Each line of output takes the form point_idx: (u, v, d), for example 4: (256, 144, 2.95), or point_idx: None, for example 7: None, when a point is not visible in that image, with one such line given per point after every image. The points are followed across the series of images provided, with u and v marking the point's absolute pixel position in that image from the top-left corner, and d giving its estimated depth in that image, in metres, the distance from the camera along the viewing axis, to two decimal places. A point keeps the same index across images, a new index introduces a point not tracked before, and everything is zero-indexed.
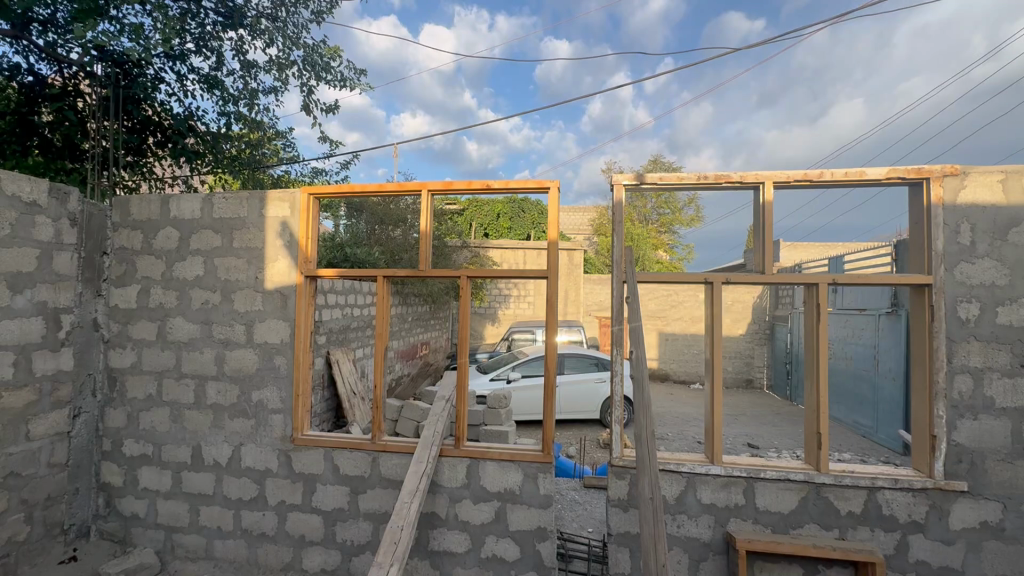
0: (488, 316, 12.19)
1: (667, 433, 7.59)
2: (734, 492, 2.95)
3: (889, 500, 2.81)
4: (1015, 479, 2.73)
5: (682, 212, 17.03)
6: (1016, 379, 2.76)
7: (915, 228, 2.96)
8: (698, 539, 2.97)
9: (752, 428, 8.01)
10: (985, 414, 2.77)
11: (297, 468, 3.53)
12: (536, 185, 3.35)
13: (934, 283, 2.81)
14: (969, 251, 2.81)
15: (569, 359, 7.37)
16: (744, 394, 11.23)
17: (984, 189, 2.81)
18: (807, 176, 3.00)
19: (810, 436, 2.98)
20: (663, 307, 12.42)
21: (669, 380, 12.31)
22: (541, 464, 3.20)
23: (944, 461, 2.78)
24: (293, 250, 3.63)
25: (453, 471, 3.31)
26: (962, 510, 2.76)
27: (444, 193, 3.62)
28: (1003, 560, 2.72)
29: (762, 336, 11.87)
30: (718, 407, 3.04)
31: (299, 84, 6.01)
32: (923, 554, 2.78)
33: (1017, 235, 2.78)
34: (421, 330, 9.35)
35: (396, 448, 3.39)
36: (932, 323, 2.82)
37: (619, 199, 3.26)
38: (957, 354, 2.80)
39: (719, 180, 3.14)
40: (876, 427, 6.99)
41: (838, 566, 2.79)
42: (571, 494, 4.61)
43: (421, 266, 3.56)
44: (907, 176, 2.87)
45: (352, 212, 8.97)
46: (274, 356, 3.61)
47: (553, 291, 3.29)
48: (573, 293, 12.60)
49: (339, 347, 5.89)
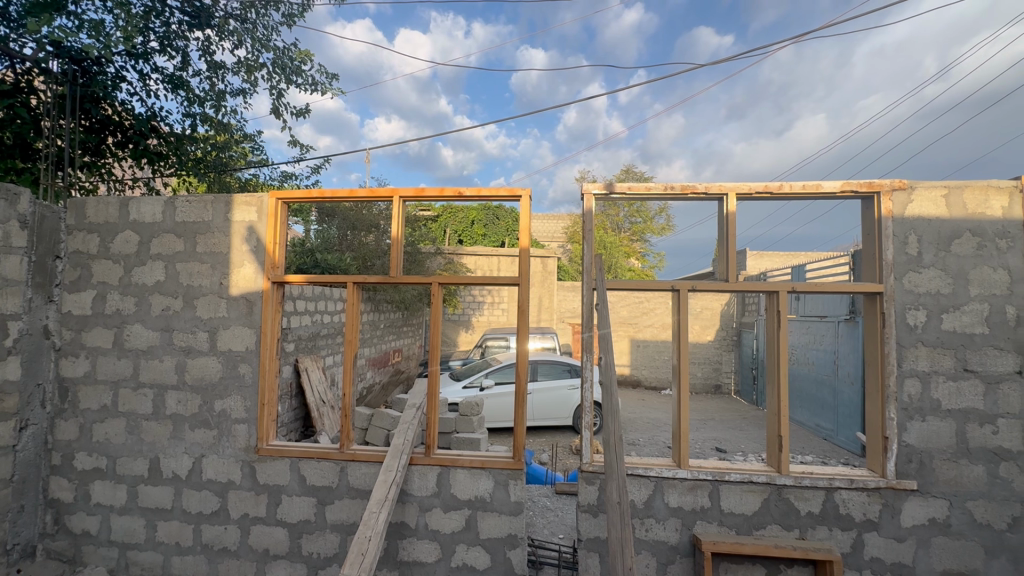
0: (462, 323, 12.12)
1: (638, 438, 7.70)
2: (700, 495, 3.02)
3: (846, 499, 2.93)
4: (960, 477, 2.88)
5: (653, 221, 17.43)
6: (960, 382, 2.92)
7: (868, 238, 3.11)
8: (666, 542, 3.02)
9: (720, 433, 8.19)
10: (932, 415, 2.92)
11: (261, 479, 3.43)
12: (508, 194, 3.40)
13: (884, 292, 2.97)
14: (916, 261, 2.98)
15: (542, 366, 7.38)
16: (712, 399, 11.49)
17: (929, 202, 2.98)
18: (768, 189, 3.13)
19: (771, 438, 3.08)
20: (634, 314, 12.61)
21: (640, 386, 12.49)
22: (511, 471, 3.20)
23: (895, 462, 2.91)
24: (259, 255, 3.55)
25: (423, 479, 3.27)
26: (912, 508, 2.89)
27: (417, 200, 3.63)
28: (950, 554, 2.86)
29: (730, 342, 12.20)
30: (685, 411, 3.11)
31: (269, 87, 5.89)
32: (877, 551, 2.89)
33: (959, 246, 2.96)
34: (393, 337, 9.24)
35: (365, 457, 3.34)
36: (883, 329, 2.97)
37: (589, 208, 3.32)
38: (906, 358, 2.95)
39: (685, 191, 3.24)
40: (837, 430, 7.25)
41: (799, 566, 2.87)
42: (543, 501, 4.60)
43: (392, 273, 3.52)
44: (860, 190, 3.02)
45: (324, 217, 8.79)
46: (239, 364, 3.52)
47: (525, 297, 3.32)
48: (546, 300, 12.67)
49: (309, 355, 5.75)
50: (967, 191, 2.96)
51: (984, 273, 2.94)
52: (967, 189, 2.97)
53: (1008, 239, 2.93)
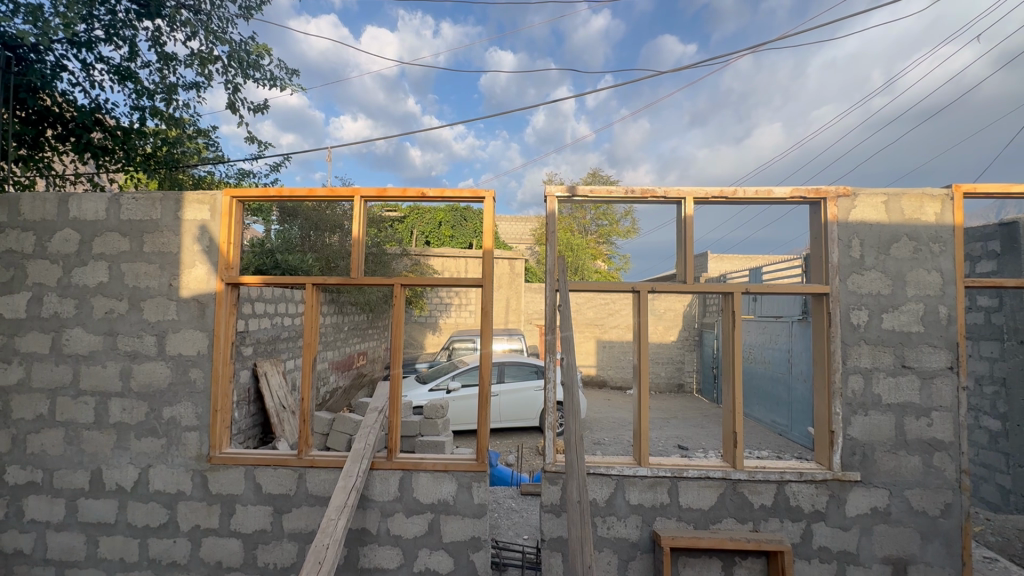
0: (429, 325, 12.00)
1: (604, 437, 7.82)
2: (660, 492, 3.09)
3: (796, 492, 3.05)
4: (898, 468, 3.05)
5: (619, 223, 17.72)
6: (899, 378, 3.09)
7: (816, 242, 3.26)
8: (626, 539, 3.07)
9: (682, 431, 8.39)
10: (873, 409, 3.08)
11: (214, 489, 3.30)
12: (471, 195, 3.39)
13: (831, 293, 3.13)
14: (859, 264, 3.14)
15: (509, 367, 7.38)
16: (675, 398, 11.79)
17: (871, 209, 3.16)
18: (723, 194, 3.25)
19: (726, 435, 3.19)
20: (601, 315, 12.78)
21: (606, 386, 12.68)
22: (475, 474, 3.18)
23: (841, 454, 3.06)
24: (212, 255, 3.41)
25: (385, 484, 3.22)
26: (856, 498, 3.04)
27: (379, 200, 3.57)
28: (890, 540, 3.02)
29: (692, 342, 12.54)
30: (645, 410, 3.18)
31: (224, 81, 5.67)
32: (824, 540, 3.03)
33: (897, 250, 3.14)
34: (358, 340, 9.05)
35: (324, 463, 3.25)
36: (829, 328, 3.12)
37: (552, 210, 3.35)
38: (851, 356, 3.11)
39: (645, 195, 3.31)
40: (791, 425, 7.55)
41: (752, 558, 2.97)
42: (508, 503, 4.60)
43: (353, 274, 3.46)
44: (808, 196, 3.17)
45: (286, 217, 8.54)
46: (190, 369, 3.37)
47: (489, 298, 3.32)
48: (514, 302, 12.68)
49: (268, 359, 5.56)
50: (904, 199, 3.15)
51: (920, 275, 3.13)
52: (904, 196, 3.15)
53: (941, 243, 3.12)
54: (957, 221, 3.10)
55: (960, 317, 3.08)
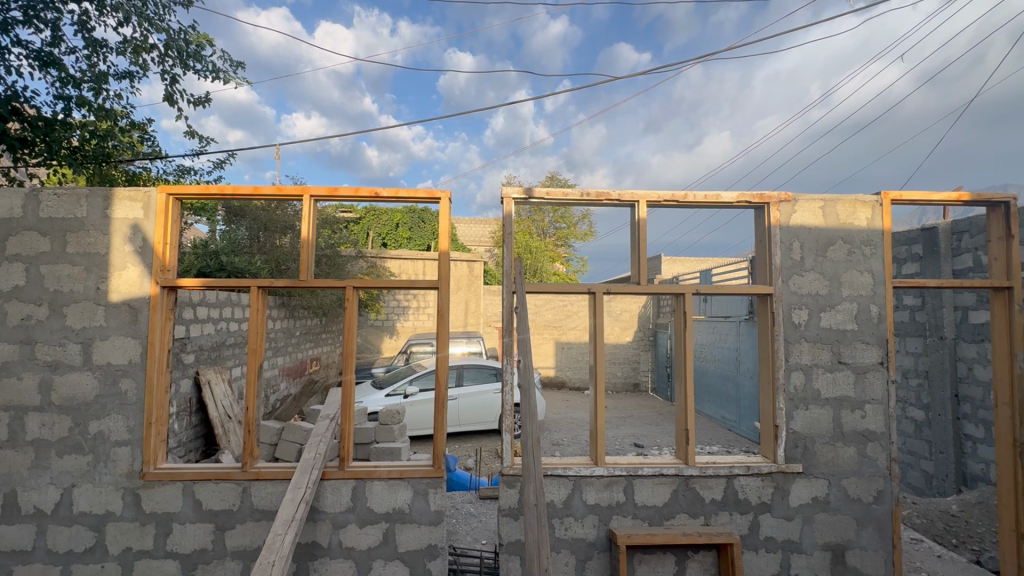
0: (386, 328, 11.71)
1: (563, 438, 7.87)
2: (616, 491, 3.13)
3: (744, 485, 3.17)
4: (836, 459, 3.22)
5: (576, 227, 17.97)
6: (836, 373, 3.27)
7: (760, 245, 3.41)
8: (584, 539, 3.09)
9: (637, 429, 8.59)
10: (813, 404, 3.25)
11: (148, 508, 3.07)
12: (426, 196, 3.33)
13: (774, 293, 3.28)
14: (799, 265, 3.31)
15: (467, 371, 7.31)
16: (631, 397, 12.06)
17: (810, 214, 3.33)
18: (674, 197, 3.34)
19: (679, 432, 3.27)
20: (559, 316, 12.93)
21: (565, 387, 12.80)
22: (431, 480, 3.12)
23: (784, 448, 3.20)
24: (146, 257, 3.19)
25: (337, 495, 3.10)
26: (799, 489, 3.19)
27: (330, 199, 3.46)
28: (830, 528, 3.18)
29: (647, 342, 12.89)
30: (602, 410, 3.21)
31: (161, 72, 5.33)
32: (770, 531, 3.16)
33: (833, 252, 3.32)
34: (310, 345, 8.73)
35: (271, 475, 3.09)
36: (773, 327, 3.27)
37: (508, 212, 3.34)
38: (793, 353, 3.26)
39: (600, 198, 3.36)
40: (739, 421, 7.88)
41: (704, 552, 3.05)
42: (466, 507, 4.53)
43: (303, 276, 3.32)
44: (753, 201, 3.31)
45: (232, 218, 8.12)
46: (120, 380, 3.12)
47: (445, 300, 3.27)
48: (473, 304, 12.59)
49: (212, 367, 5.25)
50: (839, 204, 3.34)
51: (853, 276, 3.32)
52: (840, 202, 3.34)
53: (872, 247, 3.34)
54: (886, 226, 3.32)
55: (889, 315, 3.29)
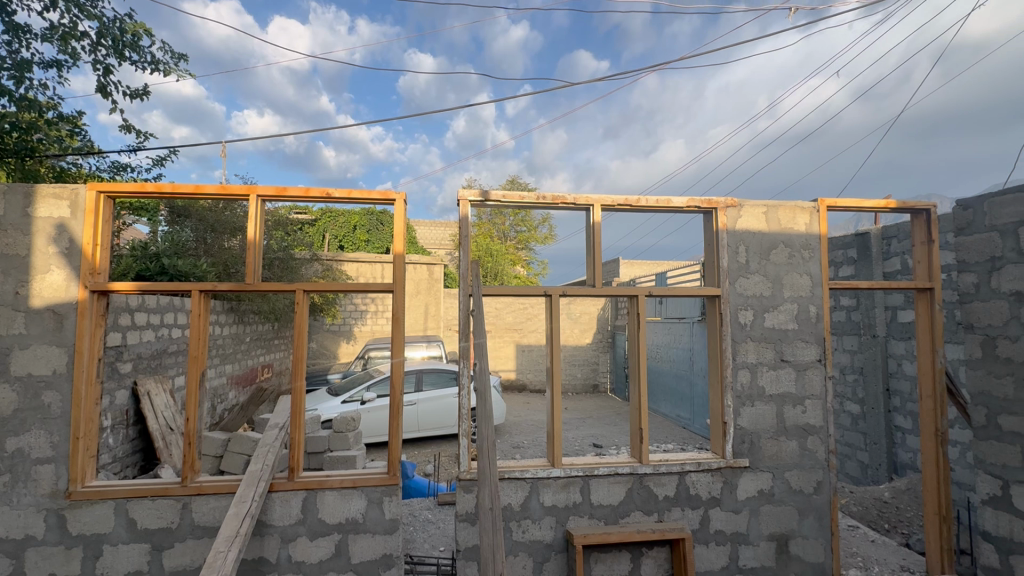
0: (342, 333, 11.38)
1: (523, 441, 7.88)
2: (572, 491, 3.16)
3: (695, 481, 3.27)
4: (779, 452, 3.38)
5: (537, 230, 18.09)
6: (779, 371, 3.43)
7: (709, 248, 3.53)
8: (541, 541, 3.10)
9: (596, 430, 8.72)
10: (758, 400, 3.39)
11: (74, 529, 2.84)
12: (381, 197, 3.26)
13: (722, 295, 3.41)
14: (745, 268, 3.45)
15: (427, 375, 7.20)
16: (591, 398, 12.24)
17: (754, 219, 3.49)
18: (628, 202, 3.42)
19: (633, 432, 3.34)
20: (520, 320, 12.97)
21: (526, 390, 12.84)
22: (386, 488, 3.04)
23: (732, 444, 3.33)
24: (73, 259, 2.97)
25: (285, 507, 2.98)
26: (746, 483, 3.32)
27: (279, 200, 3.33)
28: (774, 519, 3.33)
29: (605, 344, 13.12)
30: (558, 412, 3.23)
31: (93, 61, 4.99)
32: (719, 524, 3.27)
33: (776, 256, 3.49)
34: (261, 351, 8.37)
35: (214, 490, 2.93)
36: (721, 327, 3.40)
37: (465, 214, 3.32)
38: (739, 352, 3.40)
39: (556, 202, 3.40)
40: (694, 419, 8.14)
41: (658, 548, 3.13)
42: (424, 514, 4.46)
43: (249, 279, 3.19)
44: (702, 206, 3.43)
45: (176, 218, 7.69)
46: (43, 392, 2.88)
47: (400, 304, 3.21)
48: (433, 308, 12.43)
49: (152, 377, 4.93)
50: (781, 210, 3.52)
51: (793, 278, 3.50)
52: (781, 208, 3.52)
53: (810, 250, 3.53)
54: (822, 232, 3.52)
55: (826, 315, 3.49)
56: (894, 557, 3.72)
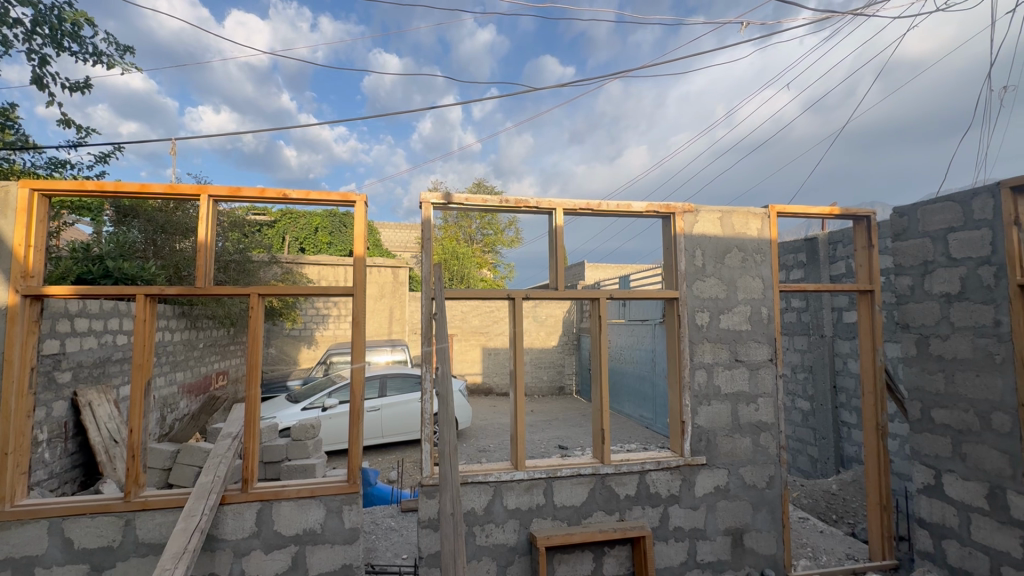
0: (303, 338, 11.05)
1: (489, 444, 7.86)
2: (536, 494, 3.17)
3: (655, 479, 3.34)
4: (734, 449, 3.50)
5: (503, 234, 18.10)
6: (734, 370, 3.56)
7: (668, 253, 3.63)
8: (505, 544, 3.09)
9: (562, 431, 8.79)
10: (714, 399, 3.51)
11: (2, 552, 2.65)
12: (340, 199, 3.20)
13: (680, 298, 3.51)
14: (701, 271, 3.57)
15: (391, 380, 7.08)
16: (557, 400, 12.33)
17: (710, 224, 3.61)
18: (589, 206, 3.47)
19: (595, 432, 3.39)
20: (486, 323, 12.95)
21: (493, 393, 12.82)
22: (346, 496, 2.96)
23: (690, 442, 3.42)
24: (3, 261, 2.77)
25: (238, 520, 2.86)
26: (703, 479, 3.42)
27: (232, 200, 3.21)
28: (730, 514, 3.44)
29: (571, 346, 13.27)
30: (522, 415, 3.24)
31: (28, 50, 4.68)
32: (678, 521, 3.36)
33: (730, 259, 3.63)
34: (215, 358, 8.02)
35: (160, 504, 2.78)
36: (679, 329, 3.50)
37: (427, 217, 3.29)
38: (696, 353, 3.51)
39: (518, 205, 3.41)
40: (656, 419, 8.33)
41: (619, 546, 3.18)
42: (387, 522, 4.37)
43: (200, 282, 3.05)
44: (660, 211, 3.53)
45: (122, 219, 7.28)
46: None
47: (360, 308, 3.15)
48: (397, 312, 12.24)
49: (93, 387, 4.64)
50: (735, 216, 3.66)
51: (747, 281, 3.64)
52: (735, 213, 3.66)
53: (762, 255, 3.68)
54: (773, 237, 3.69)
55: (777, 316, 3.65)
56: (840, 547, 3.92)
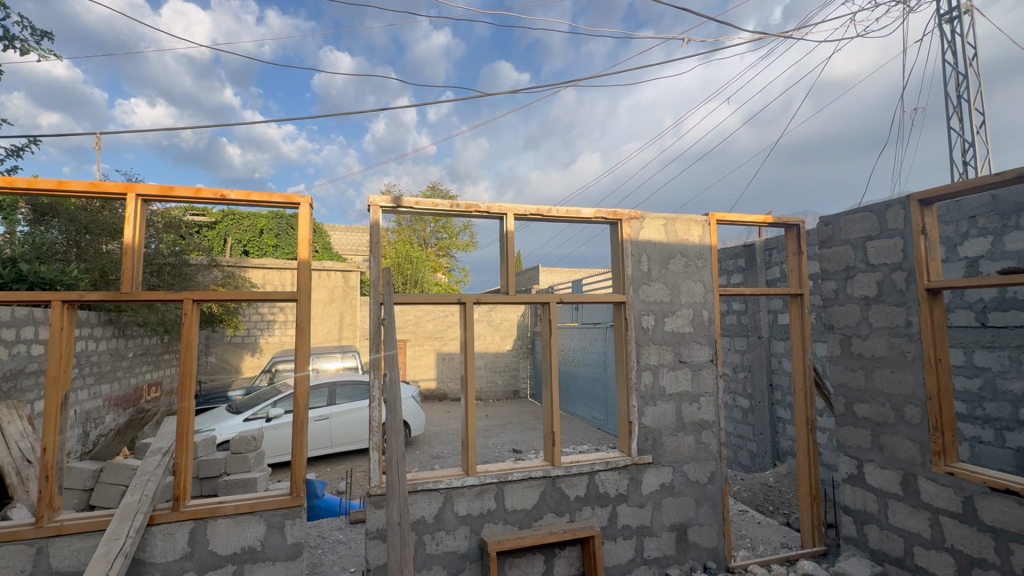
0: (246, 346, 10.52)
1: (443, 450, 7.76)
2: (487, 499, 3.16)
3: (603, 479, 3.42)
4: (678, 447, 3.63)
5: (458, 237, 18.01)
6: (678, 371, 3.70)
7: (616, 258, 3.74)
8: (455, 551, 3.07)
9: (516, 435, 8.83)
10: (659, 399, 3.63)
11: None
12: (283, 201, 3.08)
13: (627, 302, 3.62)
14: (647, 276, 3.70)
15: (341, 388, 6.84)
16: (512, 404, 12.36)
17: (655, 230, 3.75)
18: (540, 211, 3.52)
19: (546, 435, 3.42)
20: (440, 328, 12.82)
21: (447, 398, 12.68)
22: (289, 510, 2.84)
23: (637, 442, 3.53)
24: None
25: (168, 541, 2.68)
26: (649, 478, 3.53)
27: (164, 200, 3.02)
28: (675, 510, 3.57)
29: (526, 349, 13.35)
30: (473, 420, 3.23)
31: None
32: (626, 519, 3.44)
33: (674, 265, 3.78)
34: (147, 368, 7.50)
35: (78, 529, 2.56)
36: (626, 332, 3.61)
37: (375, 220, 3.23)
38: (643, 355, 3.62)
39: (469, 209, 3.41)
40: (607, 420, 8.52)
41: (569, 547, 3.23)
42: (334, 535, 4.22)
43: (126, 288, 2.85)
44: (608, 217, 3.62)
45: (39, 218, 6.68)
46: None
47: (305, 313, 3.05)
48: (348, 317, 11.88)
49: (3, 402, 4.22)
50: (678, 223, 3.82)
51: (689, 285, 3.80)
52: (678, 220, 3.82)
53: (703, 260, 3.85)
54: (713, 243, 3.87)
55: (717, 319, 3.83)
56: (776, 536, 4.14)
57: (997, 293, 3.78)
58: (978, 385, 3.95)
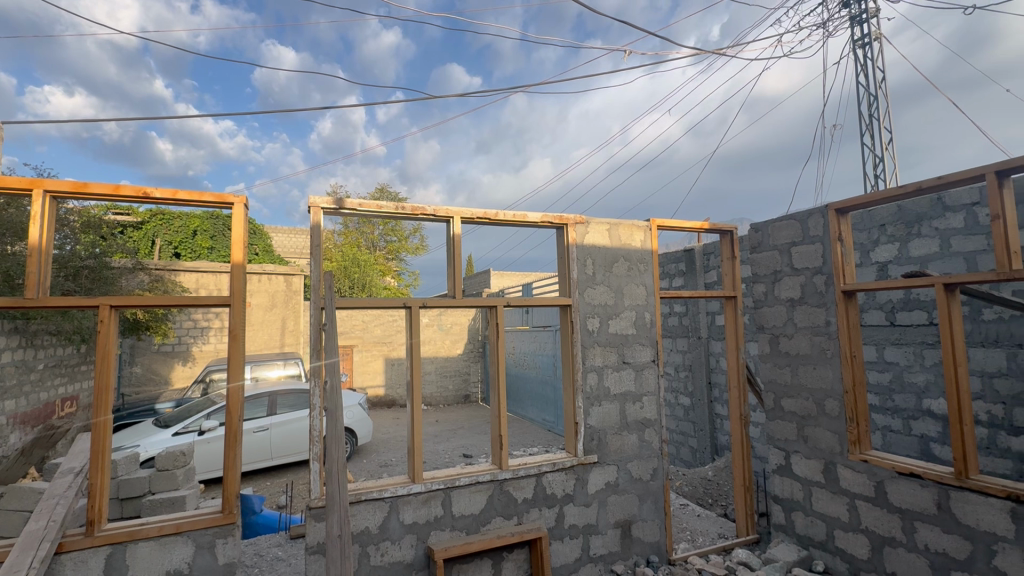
0: (177, 354, 9.84)
1: (391, 458, 7.58)
2: (433, 505, 3.12)
3: (550, 481, 3.46)
4: (622, 446, 3.74)
5: (407, 241, 17.70)
6: (621, 372, 3.81)
7: (562, 262, 3.81)
8: (401, 561, 3.00)
9: (467, 440, 8.77)
10: (604, 400, 3.73)
11: None
12: (215, 201, 2.91)
13: (573, 305, 3.69)
14: (592, 279, 3.79)
15: (281, 398, 6.51)
16: (462, 408, 12.27)
17: (599, 235, 3.85)
18: (487, 215, 3.53)
19: (493, 438, 3.42)
20: (389, 333, 12.55)
21: (396, 405, 12.40)
22: (220, 529, 2.67)
23: (582, 442, 3.60)
24: None
25: (81, 570, 2.46)
26: (595, 477, 3.61)
27: (77, 198, 2.78)
28: (620, 507, 3.66)
29: (477, 353, 13.29)
30: (419, 427, 3.18)
31: None
32: (573, 518, 3.50)
33: (618, 269, 3.90)
34: (60, 381, 6.84)
35: None
36: (572, 334, 3.68)
37: (316, 222, 3.11)
38: (588, 356, 3.70)
39: (415, 212, 3.36)
40: (557, 421, 8.62)
41: (517, 549, 3.24)
42: (273, 552, 4.01)
43: (30, 293, 2.59)
44: (554, 221, 3.69)
45: None
46: None
47: (238, 319, 2.89)
48: (291, 322, 11.38)
49: None
50: (621, 228, 3.94)
51: (632, 288, 3.93)
52: (621, 226, 3.95)
53: (645, 264, 4.00)
54: (654, 248, 4.03)
55: (658, 321, 3.98)
56: (713, 528, 4.35)
57: (903, 294, 4.16)
58: (888, 379, 4.32)
